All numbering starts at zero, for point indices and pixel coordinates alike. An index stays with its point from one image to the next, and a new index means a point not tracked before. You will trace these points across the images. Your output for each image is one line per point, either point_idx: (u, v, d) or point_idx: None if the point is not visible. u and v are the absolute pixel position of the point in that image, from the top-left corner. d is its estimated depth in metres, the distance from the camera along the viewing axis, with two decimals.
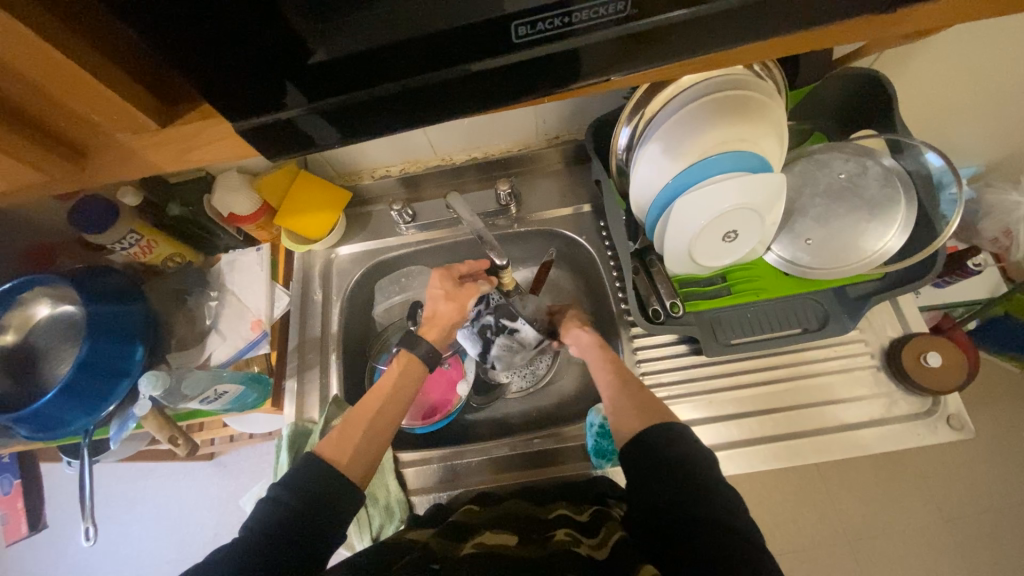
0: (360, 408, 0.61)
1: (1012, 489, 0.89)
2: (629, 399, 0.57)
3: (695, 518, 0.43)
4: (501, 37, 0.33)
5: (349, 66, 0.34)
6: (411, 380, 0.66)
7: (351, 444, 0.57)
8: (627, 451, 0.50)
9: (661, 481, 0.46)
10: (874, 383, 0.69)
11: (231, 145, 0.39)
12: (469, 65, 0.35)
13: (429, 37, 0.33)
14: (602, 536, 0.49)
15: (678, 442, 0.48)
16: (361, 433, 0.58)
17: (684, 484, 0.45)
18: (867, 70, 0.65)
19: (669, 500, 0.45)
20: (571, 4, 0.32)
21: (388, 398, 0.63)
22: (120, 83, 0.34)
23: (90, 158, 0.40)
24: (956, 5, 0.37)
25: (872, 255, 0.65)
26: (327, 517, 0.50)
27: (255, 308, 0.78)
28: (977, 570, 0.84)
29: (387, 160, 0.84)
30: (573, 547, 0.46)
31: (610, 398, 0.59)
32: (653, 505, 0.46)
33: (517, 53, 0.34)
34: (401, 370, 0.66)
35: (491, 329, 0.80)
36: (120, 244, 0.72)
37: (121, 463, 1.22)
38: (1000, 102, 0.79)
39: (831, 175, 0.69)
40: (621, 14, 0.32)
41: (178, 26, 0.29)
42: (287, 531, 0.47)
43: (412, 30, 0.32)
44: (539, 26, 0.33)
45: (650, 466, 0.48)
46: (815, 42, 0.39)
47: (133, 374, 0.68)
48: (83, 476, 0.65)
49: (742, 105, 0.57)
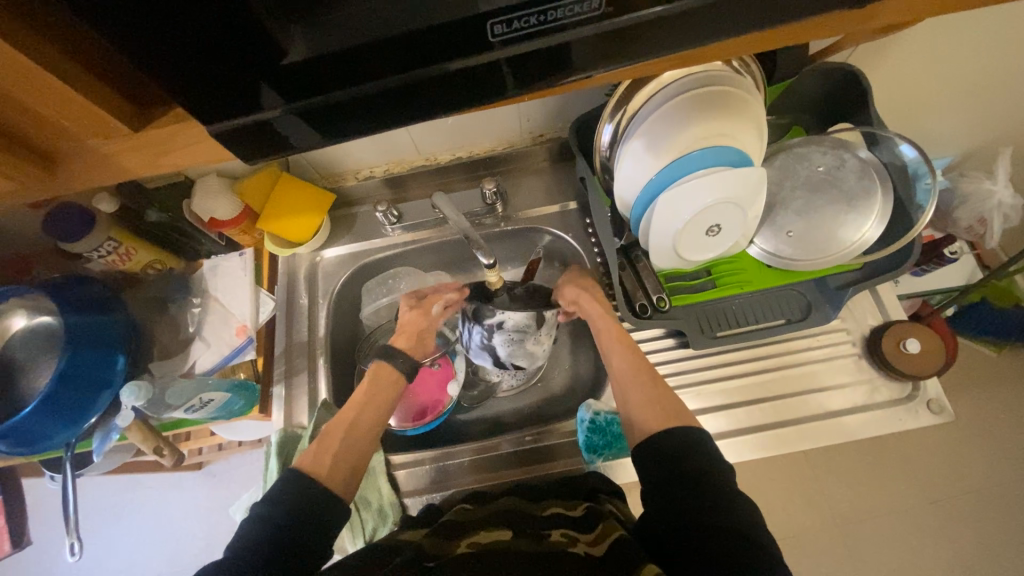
0: (338, 417, 0.62)
1: (992, 469, 0.91)
2: (640, 392, 0.59)
3: (707, 522, 0.44)
4: (478, 36, 0.33)
5: (326, 67, 0.33)
6: (386, 384, 0.66)
7: (331, 452, 0.57)
8: (639, 459, 0.52)
9: (673, 489, 0.47)
10: (857, 370, 0.71)
11: (208, 149, 0.38)
12: (447, 64, 0.34)
13: (405, 37, 0.33)
14: (598, 532, 0.49)
15: (688, 446, 0.50)
16: (340, 440, 0.59)
17: (694, 490, 0.47)
18: (847, 65, 0.67)
19: (681, 507, 0.46)
20: (548, 2, 0.32)
21: (365, 406, 0.63)
22: (91, 88, 0.33)
23: (64, 166, 0.39)
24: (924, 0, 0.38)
25: (851, 246, 0.67)
26: (314, 526, 0.50)
27: (239, 314, 0.77)
28: (960, 549, 0.86)
29: (371, 160, 0.83)
30: (569, 547, 0.46)
31: (622, 388, 0.61)
32: (663, 510, 0.47)
33: (495, 51, 0.34)
34: (373, 375, 0.67)
35: (483, 334, 0.71)
36: (97, 252, 0.70)
37: (107, 476, 1.20)
38: (972, 93, 0.82)
39: (810, 169, 0.70)
40: (596, 11, 0.33)
41: (149, 29, 0.28)
42: (286, 530, 0.48)
43: (387, 29, 0.32)
44: (517, 24, 0.33)
45: (661, 474, 0.49)
46: (789, 37, 0.39)
47: (114, 387, 0.66)
48: (66, 491, 0.63)
49: (721, 101, 0.58)
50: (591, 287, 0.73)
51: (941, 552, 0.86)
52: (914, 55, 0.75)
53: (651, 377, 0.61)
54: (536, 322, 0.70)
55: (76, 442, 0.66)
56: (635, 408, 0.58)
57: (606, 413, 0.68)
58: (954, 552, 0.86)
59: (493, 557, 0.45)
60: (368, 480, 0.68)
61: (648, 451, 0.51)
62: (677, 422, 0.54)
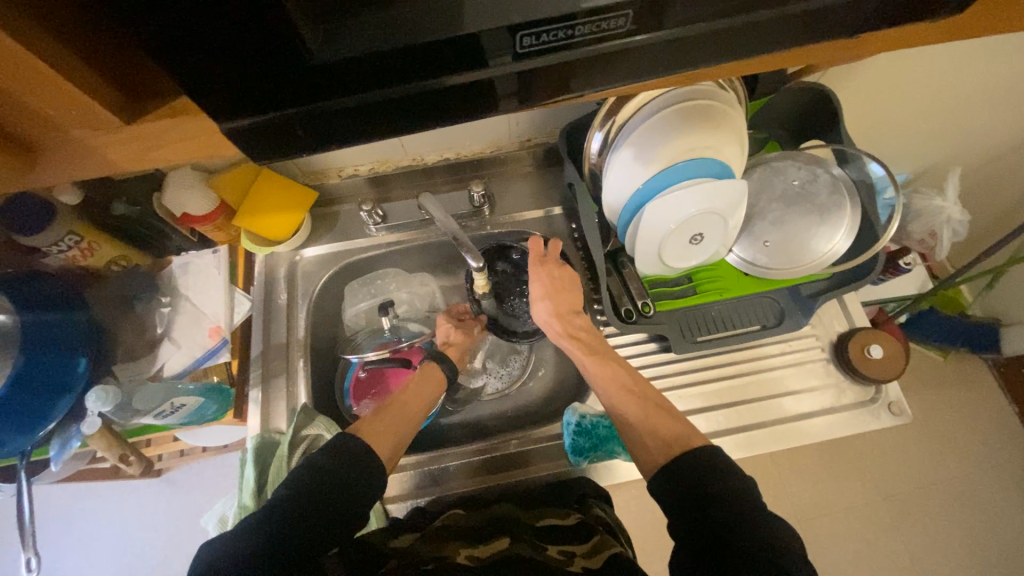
0: (396, 399, 0.64)
1: (936, 466, 0.99)
2: (635, 432, 0.57)
3: (732, 539, 0.43)
4: (505, 46, 0.33)
5: (350, 71, 0.32)
6: (432, 380, 0.69)
7: (383, 423, 0.59)
8: (654, 490, 0.51)
9: (694, 516, 0.46)
10: (824, 374, 0.75)
11: (206, 143, 0.37)
12: (467, 72, 0.34)
13: (428, 45, 0.32)
14: (594, 546, 0.51)
15: (695, 472, 0.48)
16: (391, 422, 0.60)
17: (709, 509, 0.46)
18: (818, 85, 0.71)
19: (706, 529, 0.45)
20: (575, 17, 0.32)
21: (415, 393, 0.66)
22: (85, 78, 0.31)
23: (41, 157, 0.37)
24: (916, 31, 0.40)
25: (823, 256, 0.70)
26: (347, 503, 0.49)
27: (212, 314, 0.74)
28: (910, 540, 0.93)
29: (356, 159, 0.82)
30: (569, 566, 0.48)
31: (618, 425, 0.60)
32: (692, 539, 0.46)
33: (519, 63, 0.34)
34: (421, 372, 0.69)
35: (510, 362, 0.83)
36: (56, 248, 0.67)
37: (58, 485, 1.12)
38: (927, 117, 0.88)
39: (786, 182, 0.73)
40: (620, 29, 0.33)
41: (164, 17, 0.27)
42: (307, 503, 0.47)
43: (411, 36, 0.32)
44: (543, 38, 0.33)
45: (681, 500, 0.48)
46: (788, 61, 0.41)
47: (75, 390, 0.62)
48: (21, 503, 0.59)
49: (708, 115, 0.60)
50: (558, 297, 0.70)
51: (893, 545, 0.92)
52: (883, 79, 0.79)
53: (641, 408, 0.59)
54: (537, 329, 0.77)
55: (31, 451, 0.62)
56: (634, 445, 0.57)
57: (592, 416, 0.69)
58: (903, 543, 0.92)
59: (498, 566, 0.46)
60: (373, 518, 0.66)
61: (662, 479, 0.50)
62: (667, 459, 0.52)
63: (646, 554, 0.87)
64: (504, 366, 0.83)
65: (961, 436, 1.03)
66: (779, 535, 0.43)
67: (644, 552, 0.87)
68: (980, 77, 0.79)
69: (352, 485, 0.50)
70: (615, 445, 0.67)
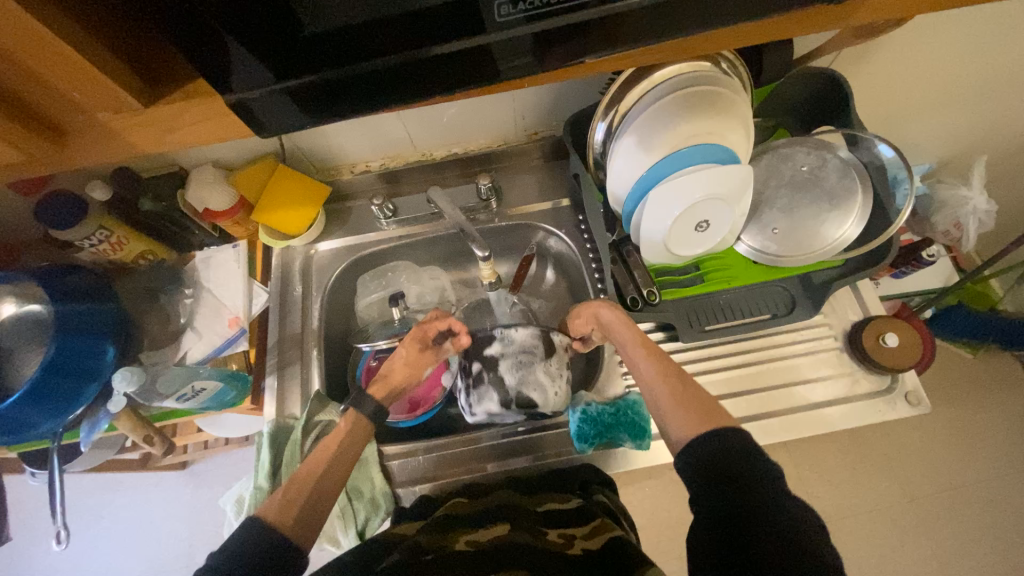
0: (304, 469, 0.59)
1: (962, 465, 0.96)
2: (679, 402, 0.56)
3: (749, 508, 0.43)
4: (482, 16, 0.34)
5: (336, 41, 0.34)
6: (359, 438, 0.65)
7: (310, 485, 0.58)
8: (682, 468, 0.49)
9: (716, 492, 0.45)
10: (838, 363, 0.73)
11: (215, 125, 0.40)
12: (448, 45, 0.36)
13: (411, 14, 0.33)
14: (592, 530, 0.52)
15: (721, 445, 0.48)
16: (305, 497, 0.56)
17: (723, 488, 0.45)
18: (826, 70, 0.70)
19: (725, 498, 0.45)
20: None
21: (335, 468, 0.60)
22: (106, 62, 0.34)
23: (70, 138, 0.40)
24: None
25: (834, 243, 0.69)
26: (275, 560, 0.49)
27: (232, 306, 0.76)
28: (933, 541, 0.90)
29: (366, 155, 0.83)
30: (568, 549, 0.49)
31: (659, 397, 0.58)
32: (710, 508, 0.45)
33: (497, 33, 0.35)
34: (349, 428, 0.65)
35: (488, 371, 0.70)
36: (89, 241, 0.70)
37: (89, 475, 1.18)
38: (951, 99, 0.85)
39: (794, 168, 0.72)
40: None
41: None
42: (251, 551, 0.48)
43: (390, 8, 0.33)
44: (521, 6, 0.34)
45: (700, 475, 0.47)
46: (782, 29, 0.41)
47: (102, 377, 0.66)
48: (53, 482, 0.62)
49: (713, 101, 0.59)
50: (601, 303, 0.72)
51: (913, 543, 0.90)
52: (900, 59, 0.76)
53: (681, 380, 0.59)
54: (544, 346, 0.70)
55: (64, 432, 0.66)
56: (668, 417, 0.56)
57: (597, 404, 0.69)
58: (925, 543, 0.90)
59: (498, 551, 0.47)
60: (359, 471, 0.68)
61: (692, 454, 0.49)
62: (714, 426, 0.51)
63: (659, 550, 0.87)
64: (485, 388, 0.70)
65: (992, 435, 0.99)
66: (779, 499, 0.43)
67: (657, 550, 0.87)
68: (1003, 56, 0.76)
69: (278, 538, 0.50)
70: (621, 433, 0.67)
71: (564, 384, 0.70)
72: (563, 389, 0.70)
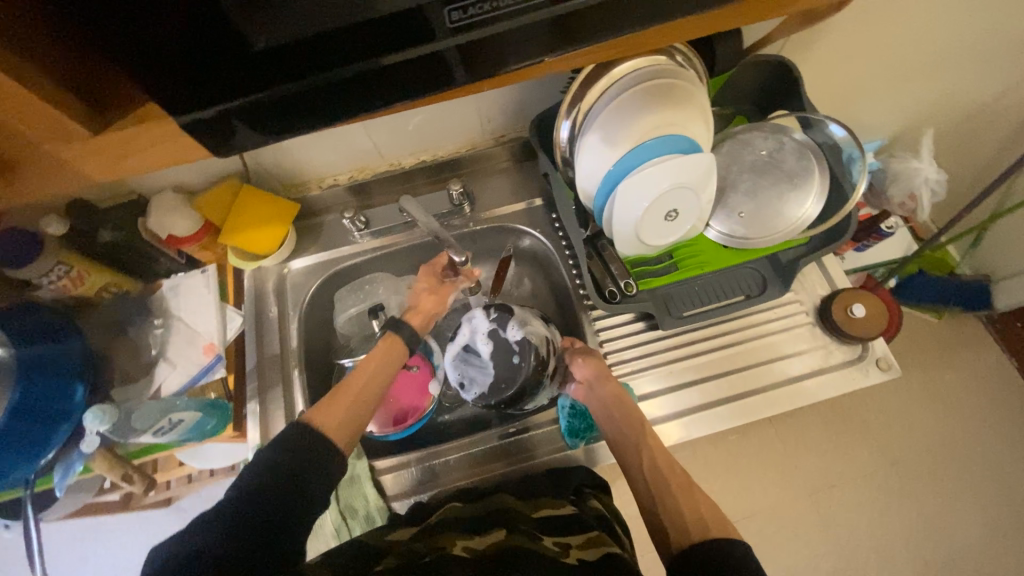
0: (346, 386, 0.63)
1: (938, 426, 1.00)
2: (680, 501, 0.56)
3: None
4: (434, 23, 0.34)
5: (290, 56, 0.34)
6: (390, 363, 0.68)
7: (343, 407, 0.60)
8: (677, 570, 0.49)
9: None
10: (811, 337, 0.76)
11: (171, 148, 0.39)
12: (403, 51, 0.36)
13: (364, 24, 0.33)
14: (587, 543, 0.52)
15: (718, 552, 0.46)
16: (345, 411, 0.60)
17: None
18: (774, 57, 0.72)
19: None
20: None
21: None
22: (50, 92, 0.33)
23: (20, 173, 0.39)
24: None
25: (796, 221, 0.72)
26: (302, 480, 0.52)
27: (206, 332, 0.75)
28: (917, 502, 0.94)
29: (335, 167, 0.83)
30: (564, 557, 0.49)
31: (653, 495, 0.58)
32: None
33: (450, 38, 0.35)
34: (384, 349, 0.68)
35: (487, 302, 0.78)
36: (47, 278, 0.68)
37: (67, 522, 1.12)
38: (894, 79, 0.89)
39: (754, 153, 0.75)
40: None
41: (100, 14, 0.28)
42: (278, 482, 0.51)
43: (341, 17, 0.33)
44: (470, 11, 0.34)
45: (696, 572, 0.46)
46: (728, 21, 0.43)
47: (73, 417, 0.63)
48: (29, 529, 0.60)
49: (672, 93, 0.61)
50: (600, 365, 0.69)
51: (898, 507, 0.93)
52: (843, 42, 0.80)
53: (680, 484, 0.58)
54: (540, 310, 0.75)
55: (35, 479, 0.63)
56: (669, 515, 0.55)
57: None
58: (909, 506, 0.93)
59: (497, 555, 0.47)
60: (350, 488, 0.67)
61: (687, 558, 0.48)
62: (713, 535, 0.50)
63: None
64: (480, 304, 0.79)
65: (962, 396, 1.04)
66: None
67: None
68: (936, 34, 0.80)
69: (301, 502, 0.51)
70: None
71: (541, 329, 0.73)
72: (540, 330, 0.72)
